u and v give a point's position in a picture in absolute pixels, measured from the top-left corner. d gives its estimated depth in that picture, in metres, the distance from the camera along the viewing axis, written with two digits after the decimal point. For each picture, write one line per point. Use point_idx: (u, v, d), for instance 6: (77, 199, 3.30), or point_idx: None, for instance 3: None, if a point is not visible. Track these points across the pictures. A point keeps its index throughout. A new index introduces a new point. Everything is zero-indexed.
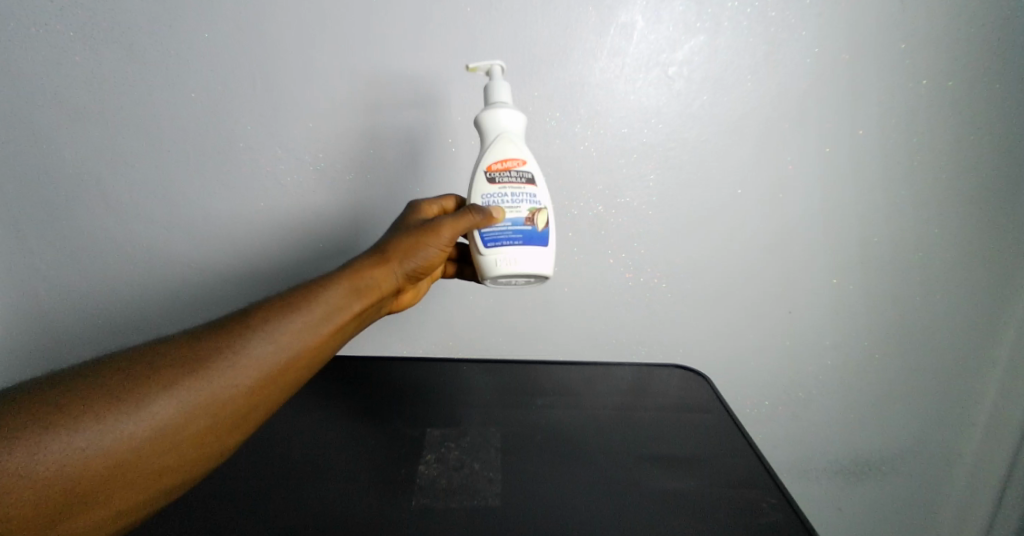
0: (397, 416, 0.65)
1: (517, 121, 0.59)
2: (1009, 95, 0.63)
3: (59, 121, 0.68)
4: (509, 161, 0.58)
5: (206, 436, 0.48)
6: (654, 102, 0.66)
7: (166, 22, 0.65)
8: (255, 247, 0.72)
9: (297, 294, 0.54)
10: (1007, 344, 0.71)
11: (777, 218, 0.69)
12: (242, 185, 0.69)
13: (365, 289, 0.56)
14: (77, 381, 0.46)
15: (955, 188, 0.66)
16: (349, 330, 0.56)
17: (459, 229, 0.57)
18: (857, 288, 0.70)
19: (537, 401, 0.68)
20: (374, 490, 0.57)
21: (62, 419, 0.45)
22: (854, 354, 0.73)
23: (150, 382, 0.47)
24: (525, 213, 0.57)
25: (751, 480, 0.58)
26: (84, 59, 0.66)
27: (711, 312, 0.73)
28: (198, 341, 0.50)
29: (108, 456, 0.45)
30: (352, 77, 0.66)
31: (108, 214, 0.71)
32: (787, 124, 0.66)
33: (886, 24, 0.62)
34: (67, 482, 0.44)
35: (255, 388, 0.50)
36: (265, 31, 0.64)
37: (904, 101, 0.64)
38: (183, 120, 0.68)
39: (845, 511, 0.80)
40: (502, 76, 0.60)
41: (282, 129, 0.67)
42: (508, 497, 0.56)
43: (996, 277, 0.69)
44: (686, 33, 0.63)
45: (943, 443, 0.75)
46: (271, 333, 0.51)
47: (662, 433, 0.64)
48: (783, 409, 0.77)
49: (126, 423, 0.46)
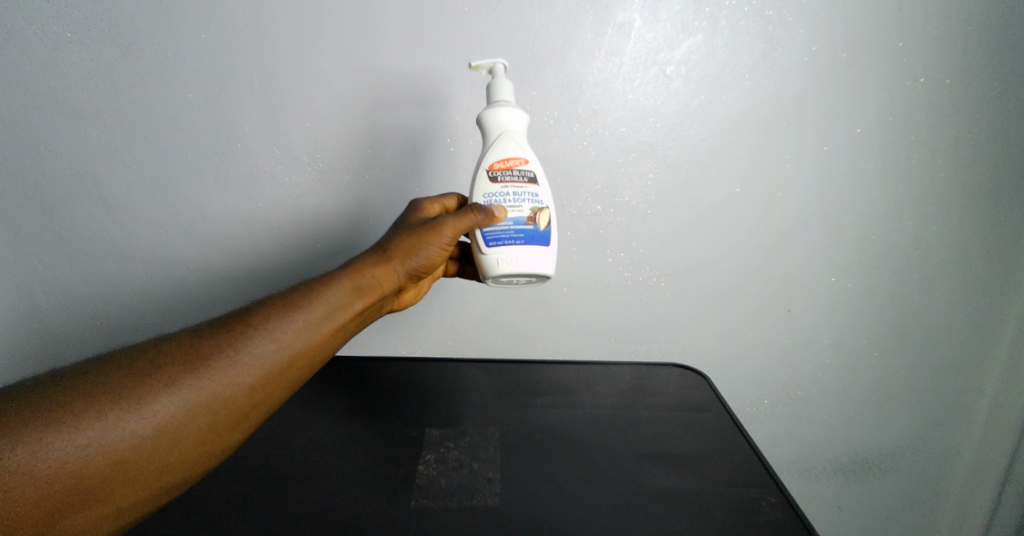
0: (397, 416, 0.65)
1: (518, 120, 0.59)
2: (1007, 93, 0.63)
3: (56, 121, 0.67)
4: (510, 160, 0.58)
5: (207, 435, 0.48)
6: (652, 101, 0.66)
7: (163, 22, 0.64)
8: (254, 247, 0.71)
9: (298, 293, 0.53)
10: (1006, 341, 0.71)
11: (776, 216, 0.69)
12: (241, 186, 0.69)
13: (365, 288, 0.56)
14: (78, 379, 0.46)
15: (954, 186, 0.66)
16: (350, 329, 0.56)
17: (461, 228, 0.57)
18: (856, 286, 0.71)
19: (537, 401, 0.68)
20: (374, 491, 0.56)
21: (62, 416, 0.44)
22: (854, 353, 0.73)
23: (151, 380, 0.47)
24: (527, 213, 0.57)
25: (751, 479, 0.58)
26: (80, 60, 0.66)
27: (710, 311, 0.74)
28: (199, 339, 0.49)
29: (109, 454, 0.45)
30: (351, 76, 0.66)
31: (106, 215, 0.70)
32: (785, 123, 0.66)
33: (884, 23, 0.62)
34: (67, 480, 0.44)
35: (255, 386, 0.49)
36: (262, 30, 0.64)
37: (902, 100, 0.64)
38: (182, 120, 0.67)
39: (846, 509, 0.80)
40: (503, 74, 0.60)
41: (280, 129, 0.67)
42: (508, 497, 0.56)
43: (995, 275, 0.69)
44: (683, 32, 0.63)
45: (943, 441, 0.76)
46: (272, 332, 0.50)
47: (662, 432, 0.64)
48: (782, 408, 0.77)
49: (127, 421, 0.45)
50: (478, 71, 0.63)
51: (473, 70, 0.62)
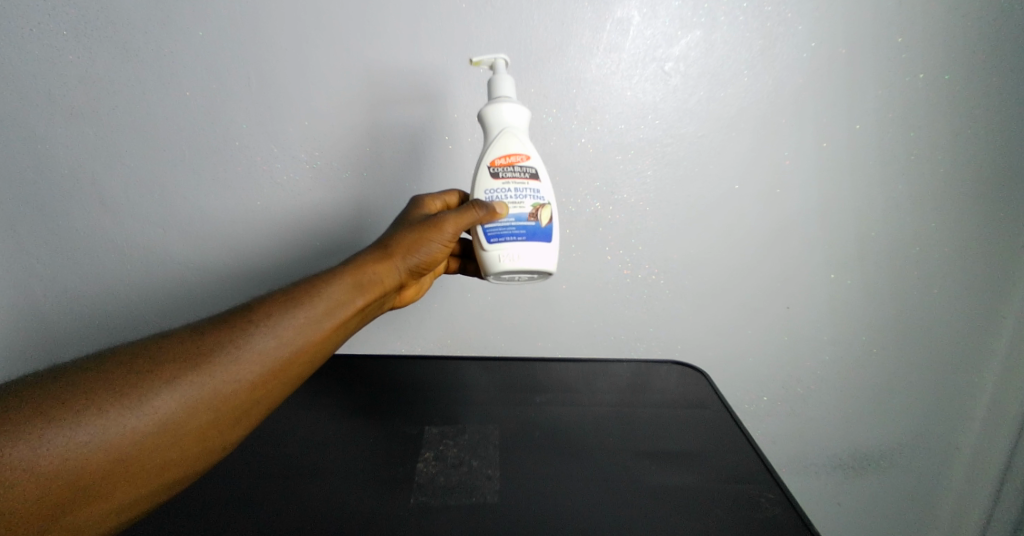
0: (397, 415, 0.65)
1: (520, 115, 0.59)
2: (1006, 89, 0.63)
3: (53, 120, 0.67)
4: (511, 156, 0.58)
5: (207, 431, 0.47)
6: (651, 97, 0.66)
7: (160, 20, 0.64)
8: (254, 246, 0.71)
9: (299, 289, 0.53)
10: (1005, 337, 0.71)
11: (776, 212, 0.69)
12: (240, 184, 0.69)
13: (367, 284, 0.56)
14: (79, 375, 0.46)
15: (953, 182, 0.66)
16: (351, 325, 0.56)
17: (463, 224, 0.57)
18: (856, 283, 0.71)
19: (537, 398, 0.68)
20: (373, 489, 0.56)
21: (63, 412, 0.44)
22: (854, 350, 0.73)
23: (152, 376, 0.46)
24: (529, 209, 0.57)
25: (750, 476, 0.58)
26: (77, 58, 0.65)
27: (710, 308, 0.74)
28: (200, 336, 0.49)
29: (110, 451, 0.44)
30: (350, 73, 0.65)
31: (105, 214, 0.70)
32: (785, 120, 0.66)
33: (882, 19, 0.62)
34: (68, 476, 0.43)
35: (256, 382, 0.49)
36: (260, 27, 0.64)
37: (901, 96, 0.64)
38: (180, 118, 0.67)
39: (845, 506, 0.80)
40: (504, 69, 0.60)
41: (279, 126, 0.67)
42: (508, 495, 0.56)
43: (994, 271, 0.69)
44: (682, 28, 0.63)
45: (943, 437, 0.76)
46: (273, 327, 0.50)
47: (661, 430, 0.64)
48: (782, 404, 0.77)
49: (128, 417, 0.45)
50: (478, 66, 0.62)
51: (473, 65, 0.61)
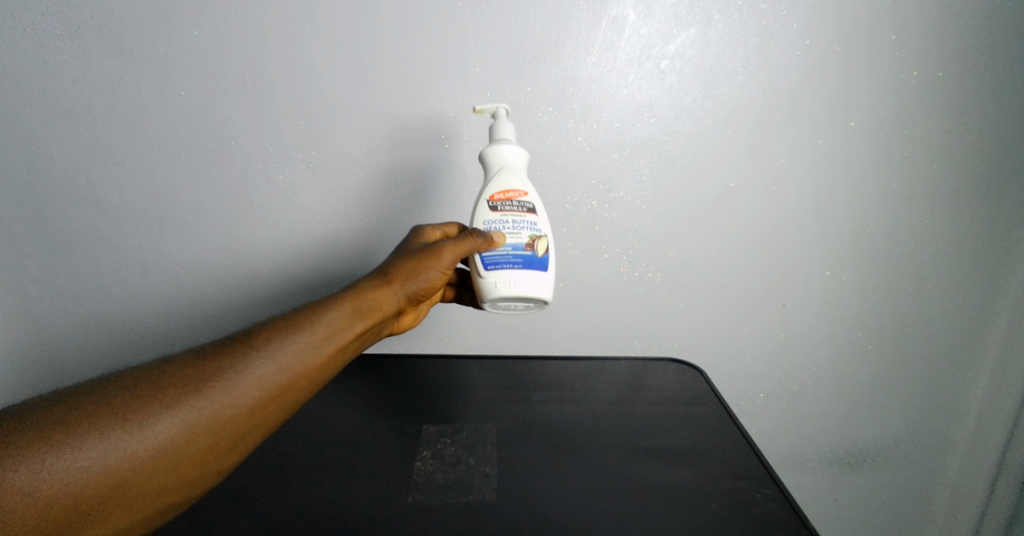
0: (396, 413, 0.65)
1: (519, 156, 0.61)
2: (1000, 86, 0.63)
3: (47, 120, 0.67)
4: (510, 191, 0.59)
5: (205, 456, 0.48)
6: (646, 95, 0.65)
7: (154, 21, 0.64)
8: (249, 248, 0.71)
9: (299, 314, 0.54)
10: (998, 333, 0.71)
11: (771, 209, 0.69)
12: (235, 184, 0.68)
13: (366, 310, 0.56)
14: (81, 398, 0.46)
15: (947, 180, 0.66)
16: (350, 350, 0.56)
17: (462, 253, 0.58)
18: (851, 280, 0.71)
19: (534, 396, 0.68)
20: (372, 487, 0.57)
21: (64, 436, 0.45)
22: (849, 346, 0.74)
23: (152, 401, 0.47)
24: (525, 239, 0.58)
25: (746, 471, 0.59)
26: (71, 58, 0.65)
27: (706, 306, 0.74)
28: (201, 361, 0.50)
29: (110, 475, 0.45)
30: (342, 75, 0.65)
31: (99, 214, 0.69)
32: (780, 116, 0.65)
33: (877, 15, 0.62)
34: (68, 500, 0.44)
35: (254, 408, 0.50)
36: (253, 29, 0.64)
37: (895, 93, 0.64)
38: (174, 118, 0.67)
39: (841, 501, 0.81)
40: (505, 117, 0.62)
41: (273, 128, 0.66)
42: (505, 492, 0.57)
43: (988, 268, 0.69)
44: (677, 26, 0.63)
45: (937, 433, 0.76)
46: (272, 353, 0.51)
47: (658, 426, 0.65)
48: (779, 400, 0.77)
49: (128, 442, 0.46)
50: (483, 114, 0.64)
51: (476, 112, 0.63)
